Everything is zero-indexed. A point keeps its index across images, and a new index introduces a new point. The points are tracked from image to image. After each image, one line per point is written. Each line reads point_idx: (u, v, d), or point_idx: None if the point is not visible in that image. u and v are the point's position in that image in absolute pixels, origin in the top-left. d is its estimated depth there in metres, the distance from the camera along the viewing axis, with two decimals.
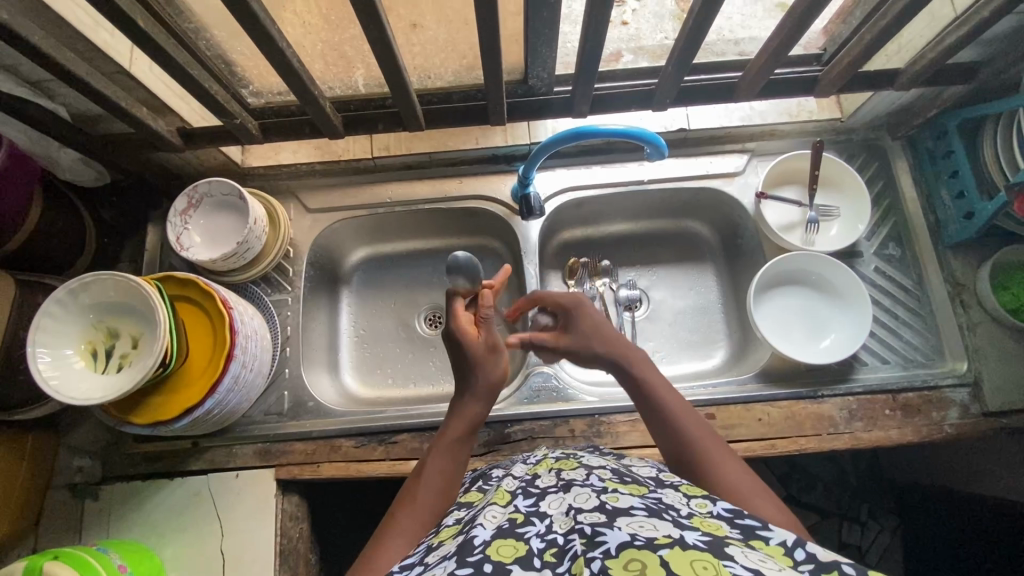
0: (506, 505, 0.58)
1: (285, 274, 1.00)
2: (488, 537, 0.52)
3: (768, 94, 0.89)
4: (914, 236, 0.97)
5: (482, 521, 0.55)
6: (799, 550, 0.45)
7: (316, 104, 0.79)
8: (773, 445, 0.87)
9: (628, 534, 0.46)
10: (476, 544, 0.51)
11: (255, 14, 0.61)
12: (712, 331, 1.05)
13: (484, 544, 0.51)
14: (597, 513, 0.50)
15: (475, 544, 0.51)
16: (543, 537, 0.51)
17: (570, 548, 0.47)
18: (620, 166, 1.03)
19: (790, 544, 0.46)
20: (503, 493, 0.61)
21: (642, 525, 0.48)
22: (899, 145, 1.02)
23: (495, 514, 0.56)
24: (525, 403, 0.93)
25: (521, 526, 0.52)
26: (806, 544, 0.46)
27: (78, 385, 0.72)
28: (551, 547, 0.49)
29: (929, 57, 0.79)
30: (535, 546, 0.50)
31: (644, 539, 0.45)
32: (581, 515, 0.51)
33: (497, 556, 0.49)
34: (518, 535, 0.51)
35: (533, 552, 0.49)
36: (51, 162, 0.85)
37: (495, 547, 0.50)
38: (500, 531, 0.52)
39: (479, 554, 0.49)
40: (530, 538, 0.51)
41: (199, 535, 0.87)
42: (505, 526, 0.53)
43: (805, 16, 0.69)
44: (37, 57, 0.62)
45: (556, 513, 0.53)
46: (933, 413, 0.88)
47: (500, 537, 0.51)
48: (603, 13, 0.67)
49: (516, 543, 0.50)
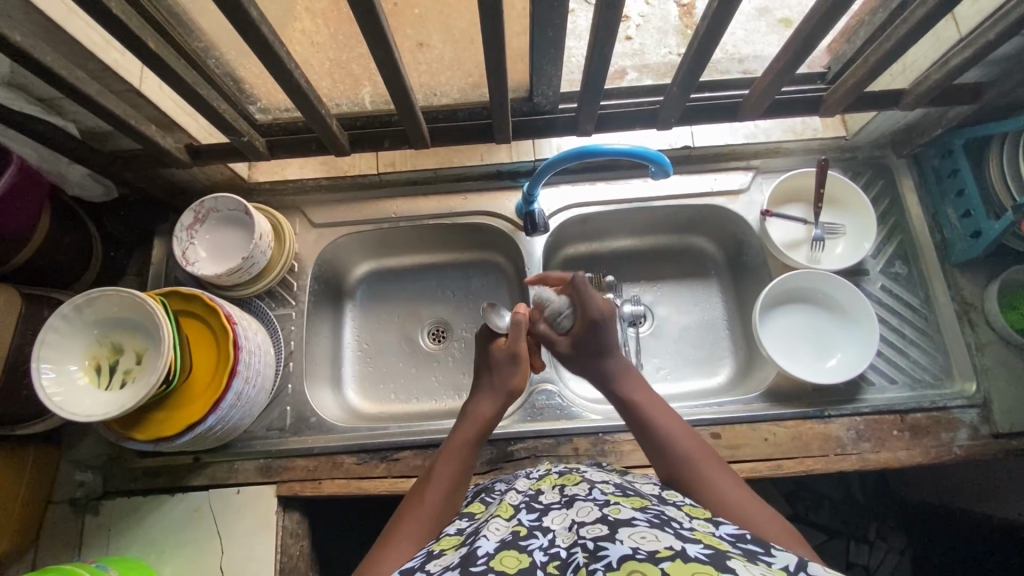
0: (510, 518, 0.58)
1: (289, 289, 1.00)
2: (492, 549, 0.51)
3: (773, 113, 0.89)
4: (920, 255, 0.97)
5: (487, 533, 0.54)
6: (802, 574, 0.44)
7: (323, 122, 0.79)
8: (779, 465, 0.86)
9: (630, 546, 0.45)
10: (480, 555, 0.50)
11: (264, 35, 0.61)
12: (716, 348, 1.04)
13: (488, 555, 0.50)
14: (599, 526, 0.50)
15: (479, 555, 0.50)
16: (546, 550, 0.50)
17: (572, 561, 0.46)
18: (624, 182, 1.03)
19: (793, 570, 0.44)
20: (507, 506, 0.61)
21: (644, 536, 0.47)
22: (904, 163, 1.01)
23: (499, 527, 0.56)
24: (528, 421, 0.92)
25: (524, 539, 0.52)
26: (809, 568, 0.44)
27: (83, 401, 0.72)
28: (553, 560, 0.48)
29: (934, 77, 0.79)
30: (538, 558, 0.49)
31: (646, 551, 0.45)
32: (583, 529, 0.50)
33: (500, 567, 0.48)
34: (521, 547, 0.50)
35: (536, 564, 0.48)
36: (60, 178, 0.86)
37: (499, 558, 0.49)
38: (504, 544, 0.52)
39: (483, 564, 0.48)
40: (533, 550, 0.50)
41: (198, 551, 0.86)
42: (508, 539, 0.52)
43: (811, 36, 0.69)
44: (51, 78, 0.63)
45: (559, 527, 0.53)
46: (942, 434, 0.87)
47: (504, 549, 0.51)
48: (610, 34, 0.67)
49: (520, 555, 0.49)
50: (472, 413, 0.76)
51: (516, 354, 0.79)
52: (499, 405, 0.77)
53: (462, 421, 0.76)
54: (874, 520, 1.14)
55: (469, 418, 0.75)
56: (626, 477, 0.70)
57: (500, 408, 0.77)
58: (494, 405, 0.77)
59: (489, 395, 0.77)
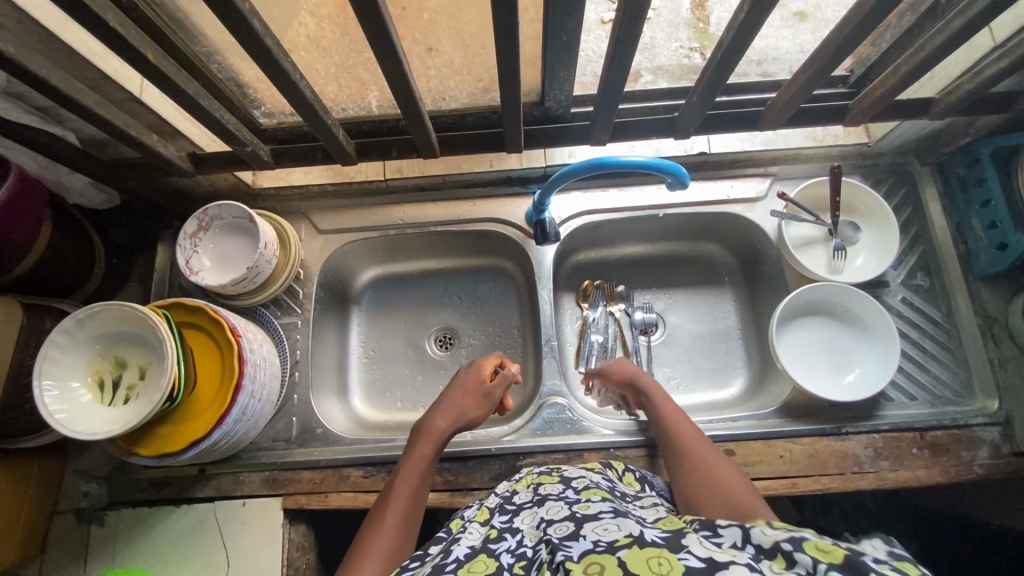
0: (484, 524, 0.60)
1: (294, 297, 0.98)
2: (463, 555, 0.53)
3: (796, 122, 0.85)
4: (943, 266, 0.94)
5: (461, 538, 0.56)
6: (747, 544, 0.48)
7: (329, 132, 0.77)
8: (795, 483, 0.84)
9: (591, 541, 0.47)
10: (451, 562, 0.51)
11: (267, 47, 0.59)
12: (729, 358, 1.02)
13: (459, 561, 0.52)
14: (566, 524, 0.52)
15: (449, 563, 0.51)
16: (514, 552, 0.52)
17: (537, 559, 0.49)
18: (637, 189, 1.00)
19: (740, 544, 0.48)
20: (483, 511, 0.64)
21: (606, 528, 0.49)
22: (927, 171, 0.98)
23: (474, 533, 0.58)
24: (539, 435, 0.90)
25: (494, 543, 0.54)
26: (752, 536, 0.48)
27: (87, 419, 0.71)
28: (520, 561, 0.50)
29: (966, 87, 0.75)
30: (505, 560, 0.51)
31: (606, 543, 0.47)
32: (551, 527, 0.53)
33: (470, 573, 0.50)
34: (491, 552, 0.52)
35: (503, 566, 0.50)
36: (60, 186, 0.84)
37: (469, 565, 0.51)
38: (474, 549, 0.54)
39: (453, 571, 0.50)
40: (501, 553, 0.52)
41: (201, 563, 0.85)
42: (478, 545, 0.54)
43: (840, 49, 0.67)
44: (46, 90, 0.61)
45: (528, 527, 0.56)
46: (963, 453, 0.85)
47: (474, 554, 0.52)
48: (629, 44, 0.65)
49: (488, 559, 0.51)
50: (427, 429, 0.79)
51: (488, 391, 0.83)
52: (451, 426, 0.80)
53: (417, 438, 0.78)
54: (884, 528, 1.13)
55: (425, 435, 0.78)
56: (636, 494, 0.68)
57: (456, 422, 0.80)
58: (452, 424, 0.80)
59: (447, 419, 0.80)
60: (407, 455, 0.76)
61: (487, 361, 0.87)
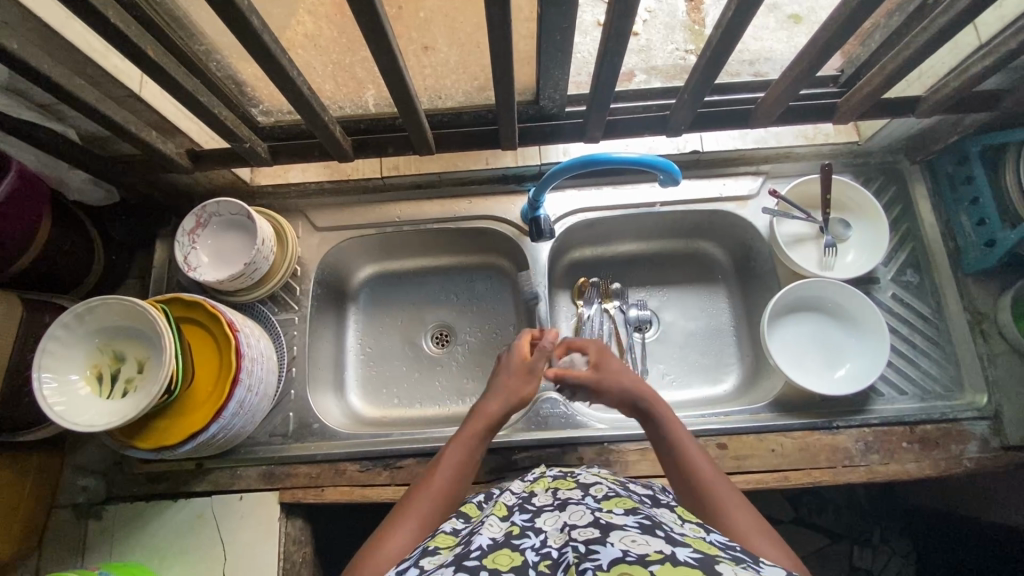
0: (504, 518, 0.58)
1: (292, 293, 0.99)
2: (485, 546, 0.50)
3: (786, 121, 0.87)
4: (932, 263, 0.95)
5: (482, 529, 0.54)
6: None
7: (326, 129, 0.78)
8: (786, 477, 0.85)
9: (619, 549, 0.45)
10: (475, 550, 0.49)
11: (265, 44, 0.60)
12: (722, 355, 1.03)
13: (482, 551, 0.49)
14: (591, 529, 0.49)
15: (473, 551, 0.49)
16: (539, 550, 0.49)
17: (563, 560, 0.46)
18: (631, 187, 1.01)
19: None
20: (502, 506, 0.61)
21: (635, 540, 0.46)
22: (917, 169, 0.99)
23: (494, 526, 0.56)
24: (534, 429, 0.91)
25: (517, 538, 0.51)
26: None
27: (85, 411, 0.72)
28: (545, 559, 0.48)
29: (952, 85, 0.76)
30: (530, 557, 0.48)
31: (636, 554, 0.44)
32: (575, 531, 0.50)
33: (494, 564, 0.47)
34: (514, 546, 0.50)
35: (528, 563, 0.48)
36: (61, 183, 0.85)
37: (493, 556, 0.48)
38: (496, 542, 0.51)
39: (477, 560, 0.48)
40: (526, 549, 0.50)
41: (199, 557, 0.86)
42: (501, 538, 0.52)
43: (828, 48, 0.68)
44: (48, 86, 0.62)
45: (551, 528, 0.53)
46: (952, 447, 0.86)
47: (497, 547, 0.50)
48: (620, 43, 0.66)
49: (513, 553, 0.49)
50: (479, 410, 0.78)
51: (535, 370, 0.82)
52: (506, 405, 0.79)
53: (468, 419, 0.77)
54: (877, 524, 1.14)
55: (478, 415, 0.77)
56: (630, 484, 0.69)
57: (509, 404, 0.79)
58: (503, 403, 0.79)
59: (498, 398, 0.79)
60: (458, 433, 0.76)
61: (524, 341, 0.86)
